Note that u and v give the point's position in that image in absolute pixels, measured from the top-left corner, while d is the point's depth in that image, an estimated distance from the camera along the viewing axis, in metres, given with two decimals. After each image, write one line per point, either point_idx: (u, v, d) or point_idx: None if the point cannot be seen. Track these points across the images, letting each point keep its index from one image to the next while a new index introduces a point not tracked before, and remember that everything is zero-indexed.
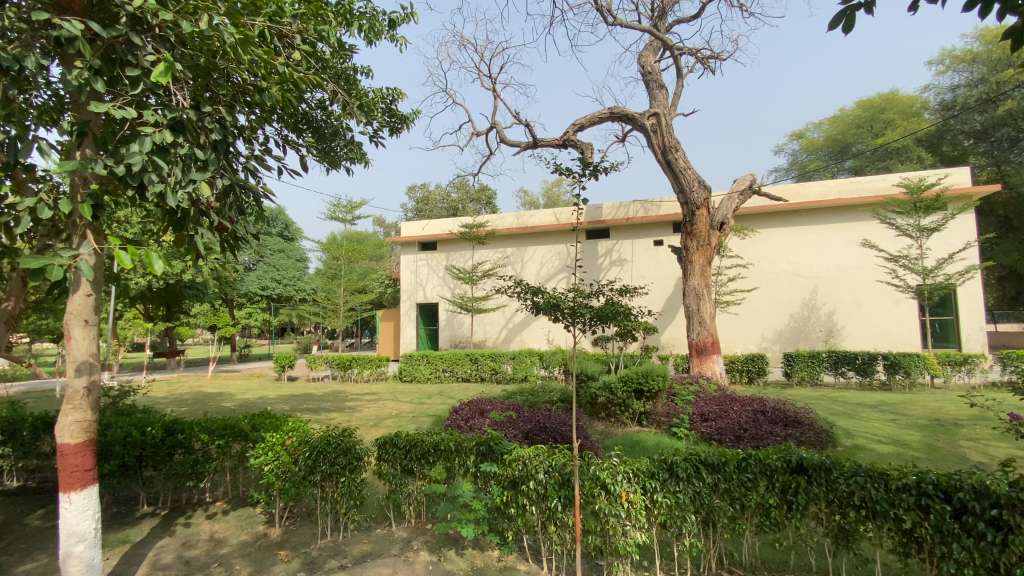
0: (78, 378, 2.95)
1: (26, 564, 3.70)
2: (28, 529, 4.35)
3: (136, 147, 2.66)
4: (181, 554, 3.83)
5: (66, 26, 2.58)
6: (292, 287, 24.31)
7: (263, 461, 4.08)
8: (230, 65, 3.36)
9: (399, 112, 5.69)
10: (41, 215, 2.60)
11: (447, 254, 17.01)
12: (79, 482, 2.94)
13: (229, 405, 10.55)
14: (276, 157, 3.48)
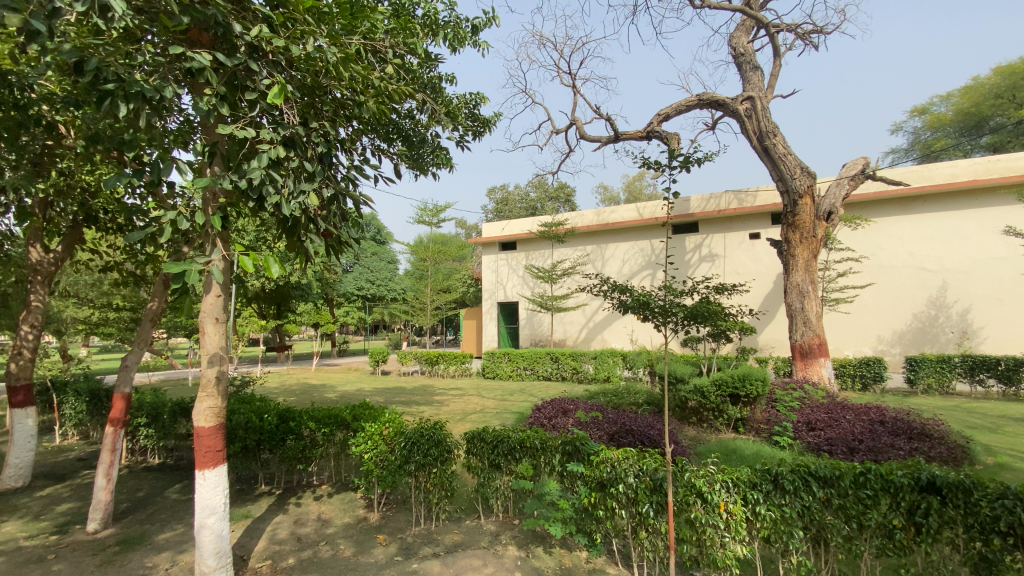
0: (210, 368, 3.36)
1: (166, 532, 4.27)
2: (167, 501, 5.02)
3: (256, 162, 2.97)
4: (294, 530, 4.21)
5: (198, 58, 2.94)
6: (383, 287, 25.89)
7: (364, 449, 4.39)
8: (332, 82, 3.65)
9: (481, 116, 5.80)
10: (181, 226, 2.99)
11: (527, 253, 17.14)
12: (211, 461, 3.33)
13: (332, 396, 11.48)
14: (373, 166, 3.70)
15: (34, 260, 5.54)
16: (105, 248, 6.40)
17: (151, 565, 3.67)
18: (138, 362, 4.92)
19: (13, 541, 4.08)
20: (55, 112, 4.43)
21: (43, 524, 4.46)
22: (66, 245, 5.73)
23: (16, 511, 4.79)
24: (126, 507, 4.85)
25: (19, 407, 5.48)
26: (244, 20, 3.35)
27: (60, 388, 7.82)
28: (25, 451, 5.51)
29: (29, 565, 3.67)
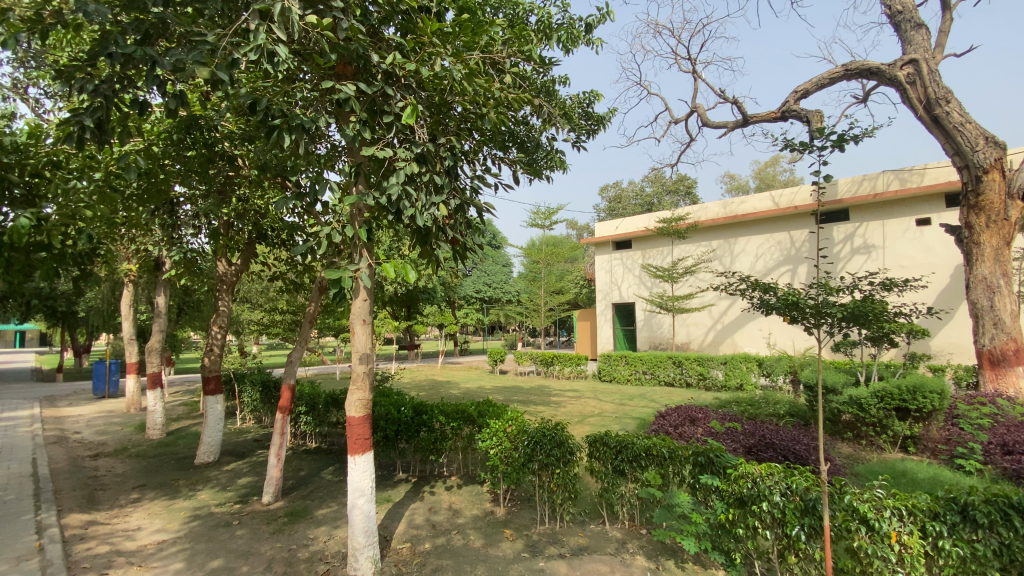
0: (359, 365, 3.75)
1: (323, 508, 4.85)
2: (324, 481, 5.71)
3: (394, 179, 3.25)
4: (429, 517, 4.53)
5: (344, 90, 3.33)
6: (500, 289, 26.84)
7: (489, 445, 4.59)
8: (456, 97, 3.87)
9: (596, 115, 5.72)
10: (334, 239, 3.39)
11: (644, 251, 16.54)
12: (361, 448, 3.71)
13: (456, 393, 12.17)
14: (495, 174, 3.84)
15: (222, 272, 6.74)
16: (273, 260, 7.50)
17: (312, 536, 4.20)
18: (300, 358, 5.67)
19: (210, 506, 4.94)
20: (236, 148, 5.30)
21: (230, 494, 5.34)
22: (244, 259, 6.83)
23: (211, 481, 5.80)
24: (291, 484, 5.61)
25: (211, 394, 6.57)
26: (380, 51, 3.71)
27: (241, 378, 9.32)
28: (217, 431, 6.62)
29: (221, 528, 4.41)
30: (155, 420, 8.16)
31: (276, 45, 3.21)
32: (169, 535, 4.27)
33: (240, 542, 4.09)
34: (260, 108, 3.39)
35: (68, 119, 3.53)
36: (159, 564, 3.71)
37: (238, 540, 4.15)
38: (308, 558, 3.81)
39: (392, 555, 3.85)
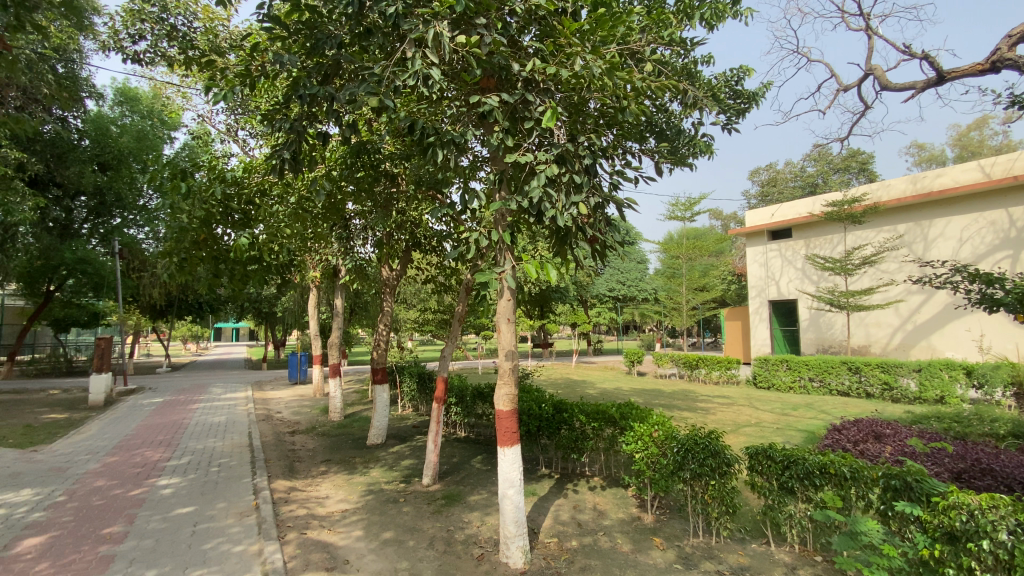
0: (506, 362, 3.94)
1: (475, 495, 5.18)
2: (473, 469, 6.10)
3: (535, 182, 3.31)
4: (574, 515, 4.56)
5: (489, 102, 3.51)
6: (635, 287, 26.17)
7: (634, 448, 4.48)
8: (594, 94, 3.83)
9: (746, 92, 5.22)
10: (481, 244, 3.58)
11: (807, 241, 14.64)
12: (509, 440, 3.89)
13: (595, 393, 12.08)
14: (636, 168, 3.70)
15: (384, 277, 7.60)
16: (427, 264, 8.23)
17: (467, 521, 4.51)
18: (451, 353, 6.12)
19: (380, 483, 5.60)
20: (394, 166, 5.93)
21: (396, 473, 6.00)
22: (402, 264, 7.60)
23: (380, 461, 6.57)
24: (446, 470, 6.10)
25: (379, 382, 7.42)
26: (520, 58, 3.83)
27: (400, 370, 10.41)
28: (383, 417, 7.47)
29: (390, 503, 4.97)
30: (335, 405, 9.50)
31: (429, 68, 3.50)
32: (350, 505, 4.93)
33: (406, 518, 4.56)
34: (417, 128, 3.73)
35: (272, 153, 4.27)
36: (344, 530, 4.30)
37: (404, 516, 4.63)
38: (464, 540, 4.10)
39: (541, 548, 3.96)
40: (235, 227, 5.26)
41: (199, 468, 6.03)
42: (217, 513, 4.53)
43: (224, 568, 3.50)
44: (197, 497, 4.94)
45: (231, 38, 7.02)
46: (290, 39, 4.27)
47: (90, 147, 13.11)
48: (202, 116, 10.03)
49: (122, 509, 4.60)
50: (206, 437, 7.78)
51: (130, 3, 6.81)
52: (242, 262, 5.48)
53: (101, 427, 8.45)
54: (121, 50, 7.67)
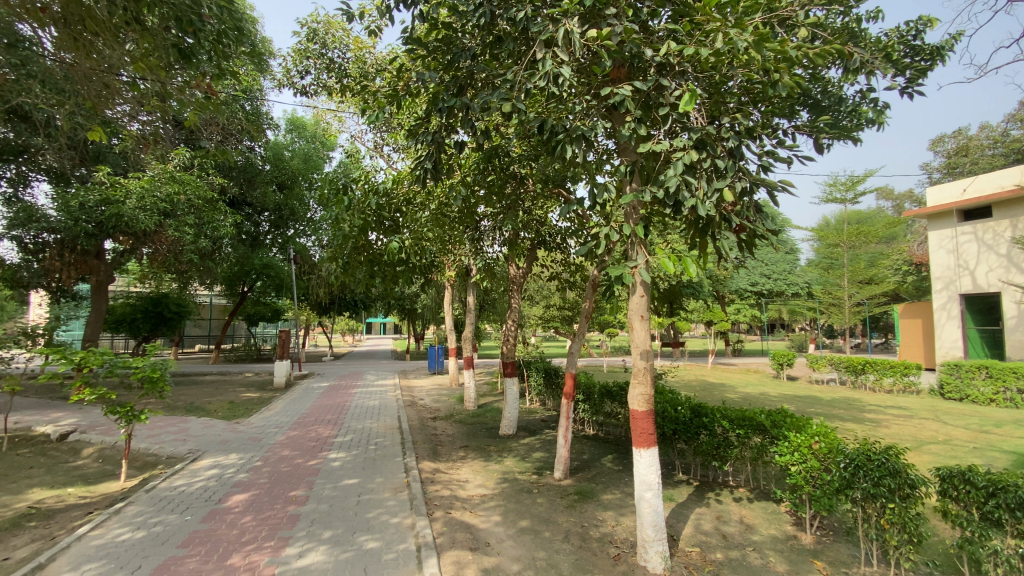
0: (641, 360, 3.82)
1: (608, 494, 5.12)
2: (605, 467, 6.04)
3: (671, 171, 3.15)
4: (718, 526, 4.28)
5: (621, 92, 3.41)
6: (783, 281, 23.56)
7: (789, 461, 4.07)
8: (737, 70, 3.54)
9: (928, 47, 4.36)
10: (613, 239, 3.48)
11: (1014, 220, 11.77)
12: (646, 442, 3.77)
13: (737, 397, 11.14)
14: (790, 146, 3.32)
15: (513, 275, 7.85)
16: (553, 262, 8.33)
17: (601, 519, 4.48)
18: (579, 350, 6.09)
19: (514, 472, 5.83)
20: (523, 167, 6.09)
21: (529, 465, 6.19)
22: (528, 262, 7.80)
23: (513, 451, 6.83)
24: (577, 466, 6.13)
25: (509, 375, 7.69)
26: (653, 44, 3.69)
27: (528, 364, 10.71)
28: (515, 409, 7.73)
29: (525, 493, 5.15)
30: (470, 395, 10.09)
31: (560, 67, 3.52)
32: (488, 491, 5.21)
33: (541, 509, 4.68)
34: (547, 127, 3.77)
35: (417, 165, 4.66)
36: (484, 514, 4.56)
37: (539, 507, 4.75)
38: (600, 538, 4.08)
39: (682, 556, 3.78)
40: (386, 233, 5.85)
41: (359, 445, 6.85)
42: (375, 487, 5.10)
43: (384, 535, 3.94)
44: (358, 471, 5.62)
45: (376, 63, 7.82)
46: (429, 57, 4.63)
47: (271, 170, 15.49)
48: (355, 135, 11.34)
49: (302, 476, 5.42)
50: (363, 419, 8.81)
51: (298, 44, 7.95)
52: (391, 264, 6.08)
53: (284, 406, 10.04)
54: (293, 86, 9.00)
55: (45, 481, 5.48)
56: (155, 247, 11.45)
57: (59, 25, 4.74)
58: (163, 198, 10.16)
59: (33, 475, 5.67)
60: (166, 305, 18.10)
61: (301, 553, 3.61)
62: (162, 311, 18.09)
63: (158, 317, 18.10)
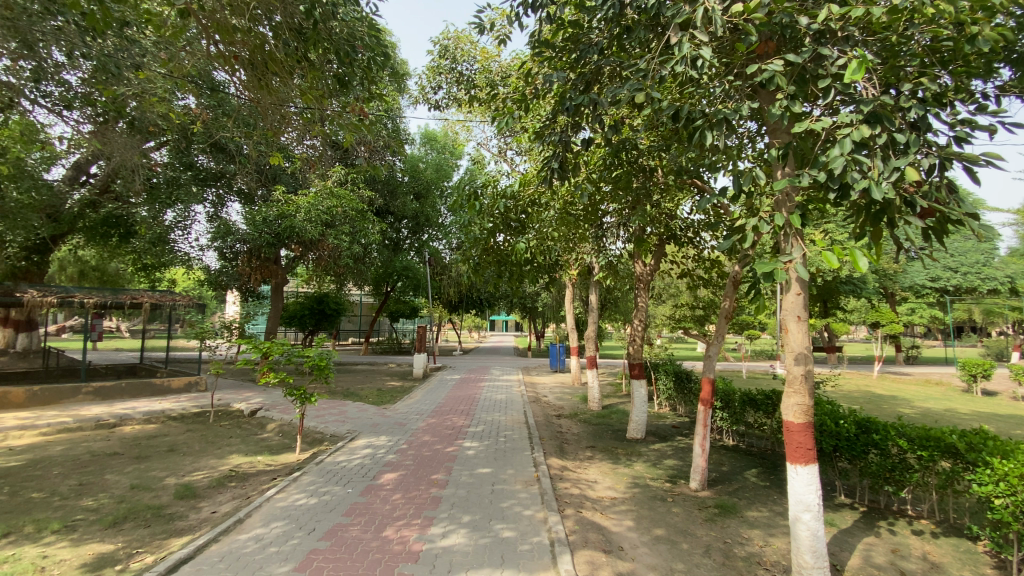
0: (796, 366, 3.44)
1: (753, 511, 4.69)
2: (748, 482, 5.55)
3: (837, 150, 2.76)
4: (895, 561, 3.66)
5: (772, 68, 3.07)
6: (976, 275, 19.46)
7: (993, 492, 3.36)
8: (920, 26, 3.00)
9: None
10: (762, 230, 3.12)
11: None
12: (804, 457, 3.40)
13: (912, 413, 9.48)
14: (996, 111, 2.73)
15: (639, 272, 7.56)
16: (684, 259, 7.84)
17: (746, 537, 4.12)
18: (718, 353, 5.63)
19: (645, 478, 5.62)
20: (652, 159, 5.83)
21: (660, 471, 5.92)
22: (656, 258, 7.46)
23: (643, 455, 6.60)
24: (715, 477, 5.72)
25: (636, 377, 7.42)
26: (809, 11, 3.29)
27: (656, 367, 10.26)
28: (643, 412, 7.43)
29: (658, 500, 4.93)
30: (593, 395, 9.95)
31: (699, 49, 3.29)
32: (619, 494, 5.10)
33: (677, 519, 4.44)
34: (684, 115, 3.56)
35: (545, 165, 4.68)
36: (616, 517, 4.47)
37: (675, 517, 4.52)
38: (745, 557, 3.76)
39: None
40: (513, 233, 6.01)
41: (490, 437, 7.18)
42: (508, 478, 5.29)
43: (518, 526, 4.06)
44: (491, 462, 5.88)
45: (503, 72, 8.11)
46: (557, 57, 4.65)
47: (409, 181, 16.95)
48: (481, 142, 11.90)
49: (441, 461, 5.84)
50: (492, 412, 9.22)
51: (433, 63, 8.57)
52: (517, 264, 6.19)
53: (422, 395, 10.91)
54: (428, 101, 9.72)
55: (242, 449, 6.63)
56: (318, 253, 13.21)
57: (249, 70, 5.65)
58: (324, 211, 11.65)
59: (233, 444, 6.90)
60: (326, 303, 20.78)
61: (444, 533, 3.87)
62: (323, 309, 20.78)
63: (320, 314, 20.83)
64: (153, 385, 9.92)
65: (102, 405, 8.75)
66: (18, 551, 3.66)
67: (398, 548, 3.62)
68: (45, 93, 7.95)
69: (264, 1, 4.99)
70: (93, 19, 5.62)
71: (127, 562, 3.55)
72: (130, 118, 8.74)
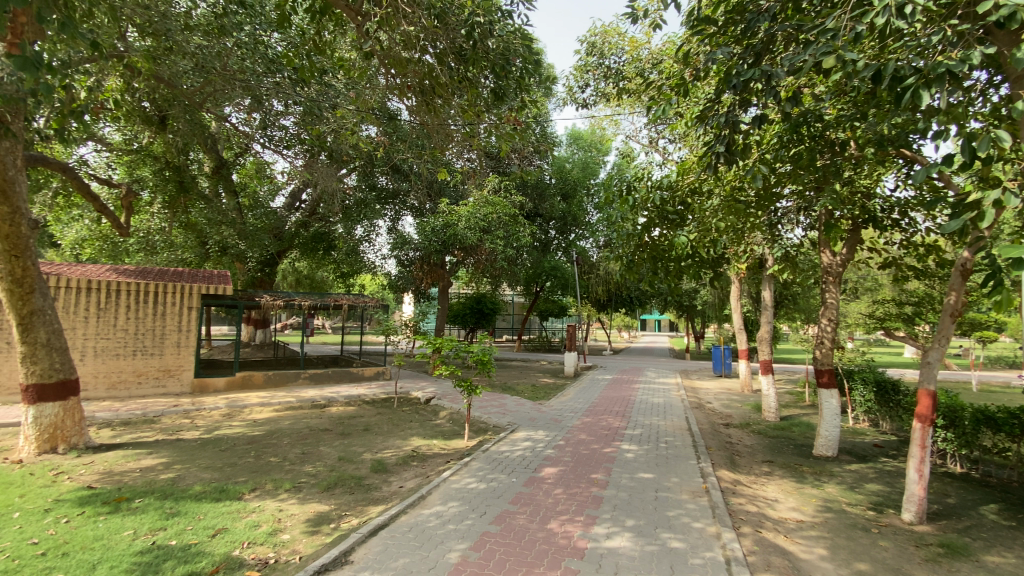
0: None
1: (999, 557, 3.74)
2: (986, 520, 4.43)
3: None
4: None
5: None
6: None
7: None
8: None
9: None
10: (1009, 205, 2.42)
11: None
12: None
13: None
14: None
15: (826, 264, 6.56)
16: (886, 245, 6.58)
17: None
18: (941, 359, 4.48)
19: (839, 503, 4.86)
20: (841, 131, 5.05)
21: (860, 497, 5.05)
22: (849, 247, 6.40)
23: (835, 477, 5.71)
24: (936, 509, 4.70)
25: (826, 387, 6.46)
26: None
27: (849, 375, 8.81)
28: (834, 427, 6.44)
29: (859, 530, 4.22)
30: (769, 404, 8.92)
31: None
32: (806, 517, 4.49)
33: (885, 555, 3.75)
34: (887, 73, 2.98)
35: (706, 150, 4.34)
36: (804, 542, 3.95)
37: (882, 551, 3.82)
38: None
39: None
40: (670, 227, 5.69)
41: (650, 441, 6.91)
42: (673, 486, 5.03)
43: (687, 538, 3.83)
44: (653, 467, 5.66)
45: (653, 60, 7.80)
46: (720, 33, 4.35)
47: (557, 182, 17.30)
48: (630, 135, 11.59)
49: (600, 461, 5.81)
50: (651, 415, 8.88)
51: (580, 63, 8.63)
52: (676, 260, 5.86)
53: (576, 394, 11.00)
54: (575, 101, 9.79)
55: (420, 432, 7.45)
56: (477, 257, 14.24)
57: (419, 96, 6.30)
58: (482, 218, 12.51)
59: (413, 428, 7.80)
60: (484, 303, 22.33)
61: (609, 534, 3.84)
62: (481, 308, 22.33)
63: (479, 313, 22.41)
64: (350, 373, 11.74)
65: (315, 389, 10.63)
66: (264, 503, 4.63)
67: (564, 543, 3.69)
68: (271, 137, 9.91)
69: (429, 32, 5.50)
70: (304, 72, 6.85)
71: (338, 522, 4.24)
72: (328, 151, 10.44)
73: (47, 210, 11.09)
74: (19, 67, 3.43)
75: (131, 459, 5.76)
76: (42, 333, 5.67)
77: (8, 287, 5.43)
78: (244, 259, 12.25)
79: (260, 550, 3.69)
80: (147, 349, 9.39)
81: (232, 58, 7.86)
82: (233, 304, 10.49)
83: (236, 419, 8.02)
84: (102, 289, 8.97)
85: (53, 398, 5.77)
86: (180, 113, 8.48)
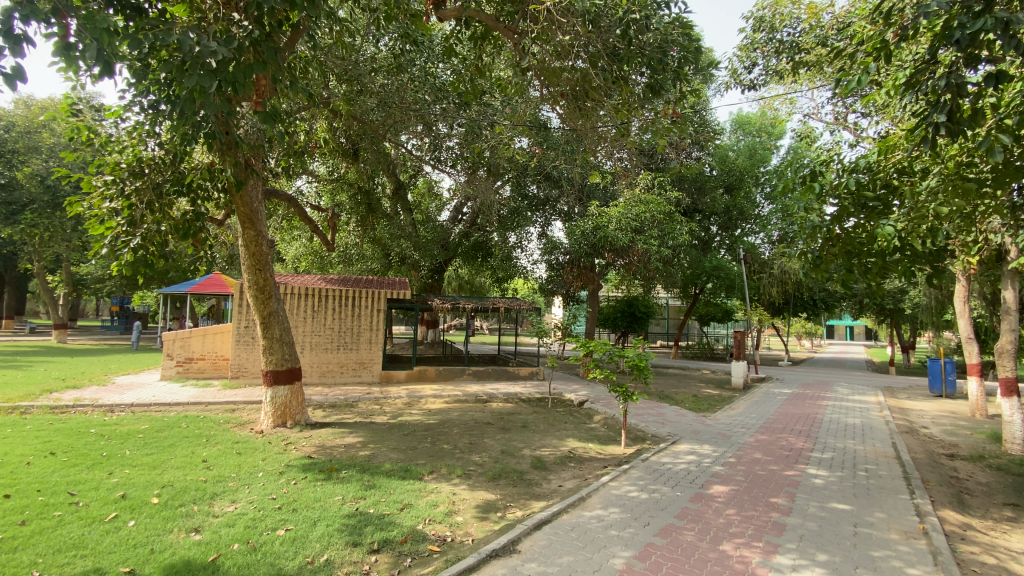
0: None
1: None
2: None
3: None
4: None
5: None
6: None
7: None
8: None
9: None
10: None
11: None
12: None
13: None
14: None
15: None
16: None
17: None
18: None
19: None
20: None
21: None
22: None
23: None
24: None
25: None
26: None
27: None
28: None
29: None
30: (1014, 434, 7.02)
31: None
32: None
33: None
34: None
35: (918, 123, 3.60)
36: None
37: None
38: None
39: None
40: (870, 215, 4.86)
41: (844, 467, 5.94)
42: (877, 522, 4.25)
43: None
44: (849, 497, 4.87)
45: (841, 24, 6.75)
46: None
47: (720, 174, 15.94)
48: (809, 114, 10.20)
49: (781, 484, 5.18)
50: (842, 436, 7.65)
51: (745, 41, 7.89)
52: (878, 254, 4.98)
53: (746, 406, 10.02)
54: (741, 83, 8.96)
55: (576, 434, 7.53)
56: (630, 259, 13.91)
57: (571, 102, 6.41)
58: (634, 218, 12.18)
59: (569, 429, 7.91)
60: (636, 306, 21.71)
61: (795, 567, 3.41)
62: (634, 311, 21.66)
63: (632, 316, 21.80)
64: (509, 371, 12.42)
65: (477, 384, 11.47)
66: (440, 486, 5.14)
67: (740, 568, 3.39)
68: (438, 158, 11.03)
69: (583, 38, 5.51)
70: (468, 95, 7.50)
71: (504, 511, 4.50)
72: (487, 165, 11.20)
73: (278, 233, 13.91)
74: (261, 120, 4.36)
75: (338, 437, 6.90)
76: (277, 330, 7.13)
77: (255, 294, 6.96)
78: (418, 267, 13.78)
79: (439, 528, 4.11)
80: (347, 344, 11.15)
81: (408, 91, 8.91)
82: (410, 306, 11.90)
83: (413, 408, 9.07)
84: (315, 295, 10.93)
85: (284, 382, 7.19)
86: (369, 145, 9.95)
